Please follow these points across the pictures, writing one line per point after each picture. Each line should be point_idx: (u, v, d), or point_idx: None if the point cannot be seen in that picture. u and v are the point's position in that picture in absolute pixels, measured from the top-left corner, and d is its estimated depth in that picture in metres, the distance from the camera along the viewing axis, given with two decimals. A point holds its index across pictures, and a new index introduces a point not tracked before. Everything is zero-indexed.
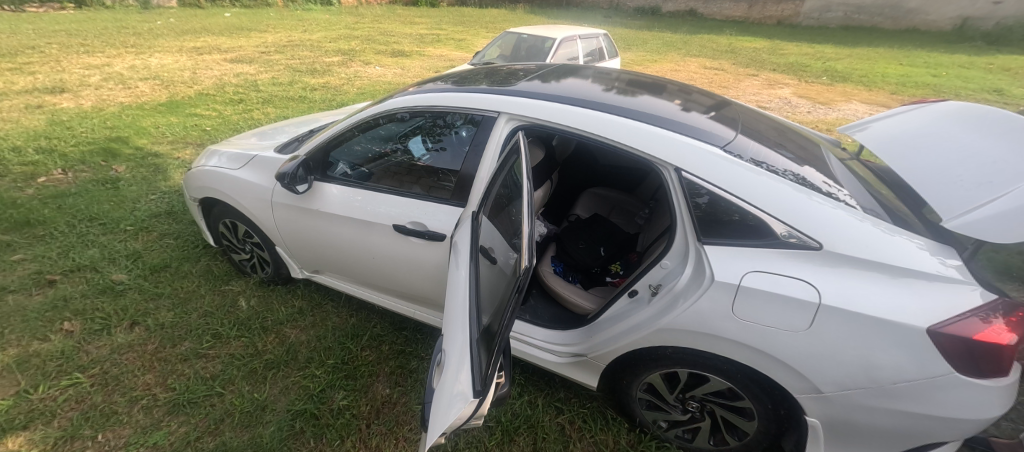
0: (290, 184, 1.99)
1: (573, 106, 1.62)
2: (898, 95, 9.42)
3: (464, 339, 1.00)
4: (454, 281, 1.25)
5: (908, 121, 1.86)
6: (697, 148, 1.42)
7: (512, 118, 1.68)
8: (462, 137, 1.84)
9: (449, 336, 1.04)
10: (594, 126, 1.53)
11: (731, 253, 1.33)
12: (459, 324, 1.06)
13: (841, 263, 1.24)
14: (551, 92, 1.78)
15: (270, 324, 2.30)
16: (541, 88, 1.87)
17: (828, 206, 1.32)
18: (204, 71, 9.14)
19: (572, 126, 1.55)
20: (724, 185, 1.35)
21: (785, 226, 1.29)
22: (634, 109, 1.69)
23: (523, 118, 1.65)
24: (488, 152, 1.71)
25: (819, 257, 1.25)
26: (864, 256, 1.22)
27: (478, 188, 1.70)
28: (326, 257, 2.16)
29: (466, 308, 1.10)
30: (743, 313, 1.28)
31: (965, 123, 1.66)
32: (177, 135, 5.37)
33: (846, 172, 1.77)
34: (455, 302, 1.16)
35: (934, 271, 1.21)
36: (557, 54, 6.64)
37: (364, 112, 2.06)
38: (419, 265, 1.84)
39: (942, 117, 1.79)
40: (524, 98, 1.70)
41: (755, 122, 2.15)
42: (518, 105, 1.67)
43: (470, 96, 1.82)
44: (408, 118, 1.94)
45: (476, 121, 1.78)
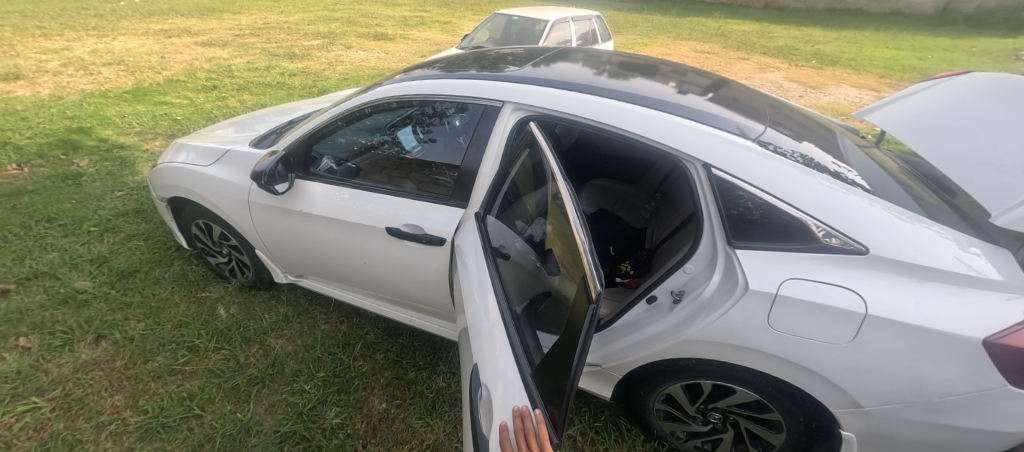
0: (268, 183, 1.75)
1: (584, 93, 1.45)
2: (885, 78, 9.47)
3: (514, 371, 0.87)
4: (479, 297, 1.12)
5: (920, 101, 1.74)
6: (727, 140, 1.28)
7: (518, 108, 1.50)
8: (456, 127, 1.66)
9: (494, 365, 0.91)
10: (610, 117, 1.36)
11: (767, 259, 1.20)
12: (498, 352, 0.93)
13: (885, 267, 1.12)
14: (555, 77, 1.61)
15: (253, 334, 2.12)
16: (544, 73, 1.69)
17: (864, 202, 1.20)
18: (173, 56, 8.58)
19: (586, 116, 1.38)
20: (757, 182, 1.21)
21: (826, 227, 1.16)
22: (644, 95, 1.54)
23: (531, 108, 1.47)
24: (492, 145, 1.54)
25: (862, 260, 1.13)
26: (912, 258, 1.11)
27: (479, 182, 1.54)
28: (311, 261, 1.98)
29: (504, 331, 0.97)
30: (780, 324, 1.17)
31: (984, 98, 1.54)
32: (144, 125, 5.00)
33: (867, 162, 1.65)
34: (487, 324, 1.02)
35: (981, 274, 1.09)
36: (548, 36, 6.38)
37: (348, 101, 1.86)
38: (416, 270, 1.68)
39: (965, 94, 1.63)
40: (529, 84, 1.52)
41: (753, 100, 2.01)
42: (521, 93, 1.50)
43: (466, 82, 1.63)
44: (395, 106, 1.74)
45: (474, 112, 1.60)
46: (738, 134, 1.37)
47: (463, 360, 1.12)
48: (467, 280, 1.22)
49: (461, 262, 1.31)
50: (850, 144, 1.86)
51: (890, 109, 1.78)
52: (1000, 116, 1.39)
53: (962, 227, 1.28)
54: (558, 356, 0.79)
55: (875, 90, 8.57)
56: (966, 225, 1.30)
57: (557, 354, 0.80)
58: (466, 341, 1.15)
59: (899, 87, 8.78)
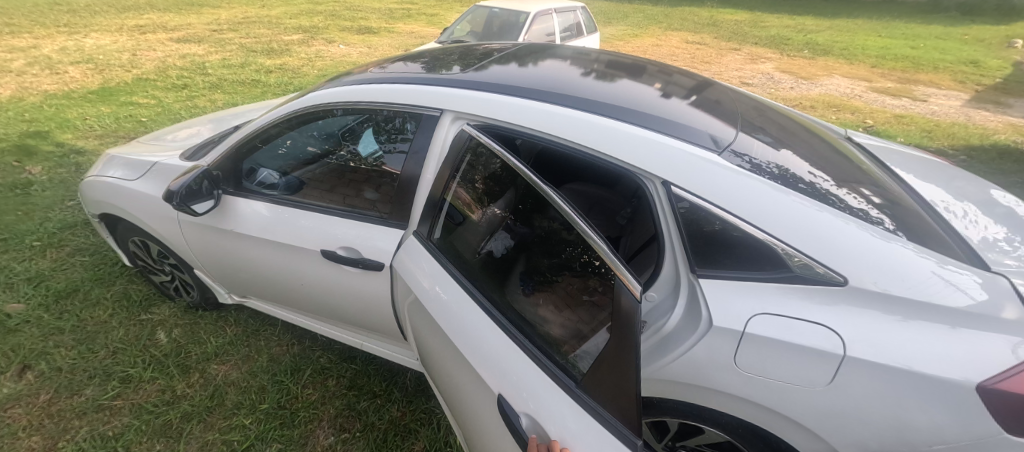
0: (184, 201, 1.56)
1: (532, 100, 1.31)
2: (878, 68, 9.32)
3: (553, 389, 0.85)
4: (485, 326, 1.07)
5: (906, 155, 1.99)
6: (688, 153, 1.13)
7: (459, 117, 1.35)
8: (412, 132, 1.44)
9: (526, 390, 0.88)
10: (559, 128, 1.20)
11: (735, 292, 1.06)
12: (535, 382, 0.88)
13: (864, 301, 0.98)
14: (501, 82, 1.46)
15: (195, 361, 1.96)
16: (493, 77, 1.54)
17: (839, 221, 1.06)
18: (145, 53, 8.27)
19: (530, 127, 1.23)
20: (721, 202, 1.06)
21: (799, 253, 1.01)
22: (601, 101, 1.38)
23: (471, 117, 1.32)
24: (431, 157, 1.39)
25: (838, 293, 0.99)
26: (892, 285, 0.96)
27: (418, 195, 1.41)
28: (253, 284, 1.82)
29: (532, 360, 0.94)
30: (748, 365, 1.02)
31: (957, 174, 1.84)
32: (107, 128, 4.76)
33: (850, 169, 1.55)
34: (508, 356, 0.97)
35: (971, 299, 0.95)
36: (531, 29, 6.17)
37: (294, 101, 1.66)
38: (359, 296, 1.52)
39: (950, 171, 1.86)
40: (471, 91, 1.37)
41: (736, 102, 1.87)
42: (463, 101, 1.35)
43: (407, 87, 1.48)
44: (333, 112, 1.57)
45: (413, 122, 1.44)
46: (702, 144, 1.21)
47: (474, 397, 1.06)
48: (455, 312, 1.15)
49: (429, 291, 1.24)
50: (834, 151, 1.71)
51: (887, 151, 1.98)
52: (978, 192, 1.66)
53: (950, 246, 1.15)
54: (610, 364, 0.77)
55: (867, 80, 8.42)
56: (950, 242, 1.18)
57: (609, 367, 0.77)
58: (470, 378, 1.07)
59: (891, 77, 8.64)
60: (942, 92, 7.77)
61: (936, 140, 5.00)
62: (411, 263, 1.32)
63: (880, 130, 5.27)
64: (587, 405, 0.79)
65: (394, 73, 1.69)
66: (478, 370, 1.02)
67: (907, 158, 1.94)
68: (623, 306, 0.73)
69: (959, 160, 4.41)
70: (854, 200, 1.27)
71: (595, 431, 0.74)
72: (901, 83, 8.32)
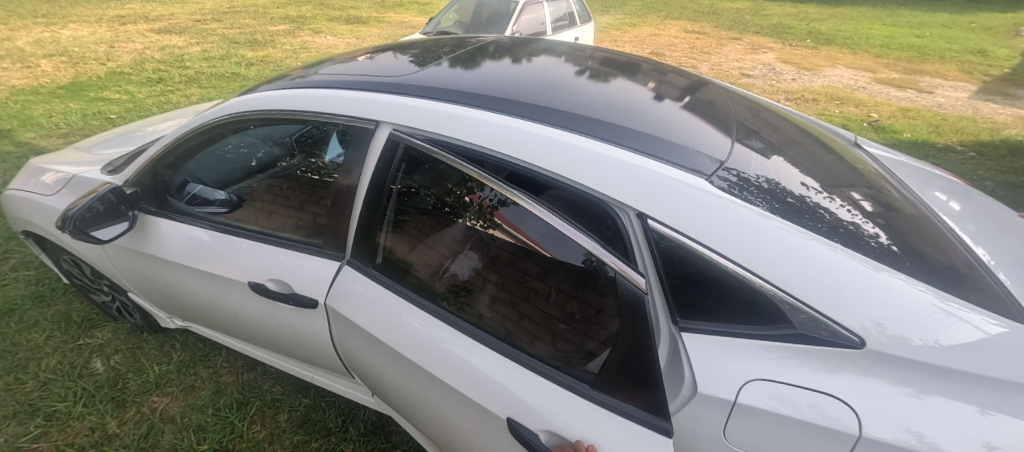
0: (83, 226, 1.35)
1: (480, 110, 1.12)
2: (882, 58, 9.04)
3: (553, 393, 0.91)
4: (456, 341, 1.05)
5: (912, 164, 1.83)
6: (660, 175, 0.94)
7: (396, 129, 1.16)
8: (359, 140, 1.22)
9: (524, 402, 0.92)
10: (509, 145, 1.01)
11: (723, 350, 0.87)
12: (542, 394, 0.91)
13: (862, 370, 0.79)
14: (448, 88, 1.27)
15: (133, 393, 1.77)
16: (442, 80, 1.35)
17: (843, 258, 0.88)
18: (123, 45, 7.97)
19: (475, 143, 1.05)
20: (699, 236, 0.87)
21: (804, 307, 0.82)
22: (565, 109, 1.19)
23: (409, 130, 1.13)
24: (366, 174, 1.20)
25: (822, 356, 0.81)
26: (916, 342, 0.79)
27: (353, 215, 1.22)
28: (193, 311, 1.63)
29: (522, 368, 0.96)
30: (741, 443, 0.82)
31: (967, 190, 1.69)
32: (73, 126, 4.52)
33: (842, 171, 1.40)
34: (490, 367, 0.99)
35: (983, 332, 0.83)
36: (521, 19, 5.91)
37: (235, 102, 1.44)
38: (302, 330, 1.34)
39: (958, 185, 1.70)
40: (410, 99, 1.19)
41: (731, 103, 1.67)
42: (400, 113, 1.16)
43: (343, 94, 1.28)
44: (267, 120, 1.36)
45: (347, 135, 1.25)
46: (682, 165, 1.01)
47: (456, 409, 1.07)
48: (419, 336, 1.10)
49: (388, 319, 1.14)
50: (826, 149, 1.56)
51: (894, 159, 1.81)
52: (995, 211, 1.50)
53: (974, 287, 0.98)
54: (618, 362, 0.86)
55: (871, 71, 8.17)
56: (963, 270, 1.03)
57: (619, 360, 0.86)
58: (463, 404, 1.04)
59: (895, 67, 8.38)
60: (948, 84, 7.54)
61: (945, 135, 4.78)
62: (349, 297, 1.20)
63: (885, 124, 5.04)
64: (606, 405, 0.86)
65: (331, 74, 1.48)
66: (472, 395, 1.00)
67: (915, 168, 1.77)
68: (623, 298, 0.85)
69: (968, 157, 4.20)
70: (839, 208, 1.12)
71: (627, 429, 0.81)
72: (906, 73, 8.06)
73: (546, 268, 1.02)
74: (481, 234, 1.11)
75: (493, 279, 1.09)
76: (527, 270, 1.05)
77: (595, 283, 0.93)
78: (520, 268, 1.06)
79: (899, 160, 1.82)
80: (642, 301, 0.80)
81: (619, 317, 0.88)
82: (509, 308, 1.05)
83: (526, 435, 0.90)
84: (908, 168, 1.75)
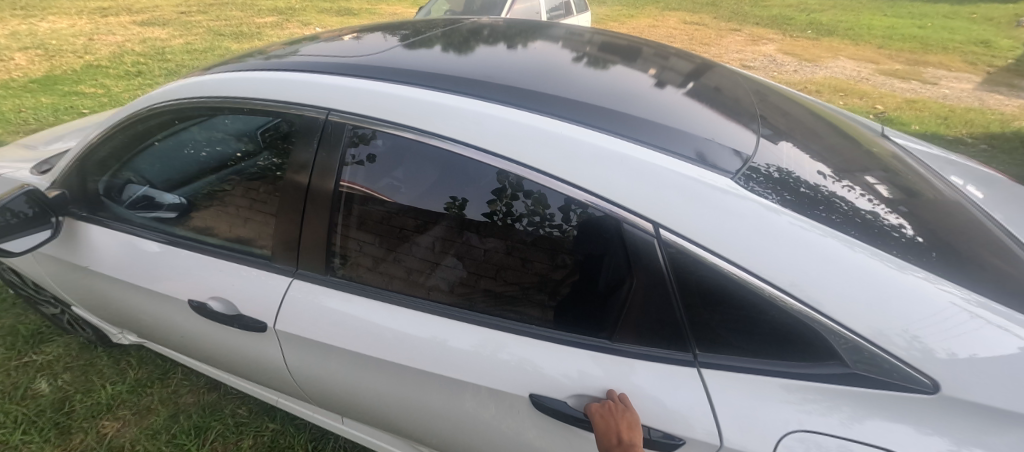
0: None
1: (441, 94, 0.97)
2: (884, 49, 8.86)
3: (565, 353, 0.81)
4: (433, 322, 0.93)
5: (942, 154, 1.66)
6: (650, 162, 0.79)
7: (343, 117, 0.99)
8: (305, 128, 1.05)
9: (542, 370, 0.82)
10: (479, 135, 0.87)
11: (752, 391, 0.69)
12: (563, 365, 0.81)
13: (925, 422, 0.62)
14: (411, 71, 1.10)
15: (80, 417, 1.59)
16: (399, 61, 1.18)
17: (889, 270, 0.70)
18: (104, 37, 7.68)
19: (440, 130, 0.90)
20: (710, 240, 0.71)
21: (847, 334, 0.65)
22: (548, 93, 1.02)
23: (361, 119, 0.98)
24: (316, 169, 1.03)
25: (869, 400, 0.64)
26: (978, 375, 0.62)
27: (303, 216, 1.05)
28: (141, 327, 1.45)
29: (521, 334, 0.86)
30: None
31: (1005, 182, 1.52)
32: (43, 122, 4.29)
33: (861, 157, 1.24)
34: (486, 346, 0.88)
35: (1018, 338, 0.66)
36: (515, 9, 5.69)
37: (176, 89, 1.24)
38: (254, 351, 1.16)
39: (996, 178, 1.53)
40: (363, 82, 1.03)
41: (733, 85, 1.49)
42: (354, 99, 0.99)
43: (285, 77, 1.11)
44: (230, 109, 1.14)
45: (292, 125, 1.07)
46: (696, 158, 0.85)
47: (452, 399, 0.95)
48: (378, 340, 0.97)
49: (361, 323, 0.98)
50: (846, 136, 1.39)
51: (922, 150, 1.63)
52: None
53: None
54: (630, 317, 0.78)
55: (873, 62, 8.00)
56: None
57: (637, 311, 0.77)
58: (467, 395, 0.92)
59: (898, 58, 8.21)
60: (952, 75, 7.38)
61: (954, 127, 4.62)
62: (297, 311, 1.04)
63: (891, 116, 4.87)
64: (630, 353, 0.78)
65: (285, 57, 1.31)
66: (472, 379, 0.89)
67: (947, 160, 1.60)
68: (625, 250, 0.77)
69: (980, 149, 4.04)
70: (857, 197, 0.95)
71: (661, 373, 0.74)
72: (910, 64, 7.89)
73: (552, 253, 0.86)
74: (469, 239, 0.93)
75: (482, 284, 0.92)
76: (528, 260, 0.88)
77: (584, 243, 0.82)
78: (519, 252, 0.89)
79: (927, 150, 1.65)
80: (649, 246, 0.75)
81: (615, 266, 0.79)
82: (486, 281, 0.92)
83: (555, 406, 0.81)
84: (939, 159, 1.57)
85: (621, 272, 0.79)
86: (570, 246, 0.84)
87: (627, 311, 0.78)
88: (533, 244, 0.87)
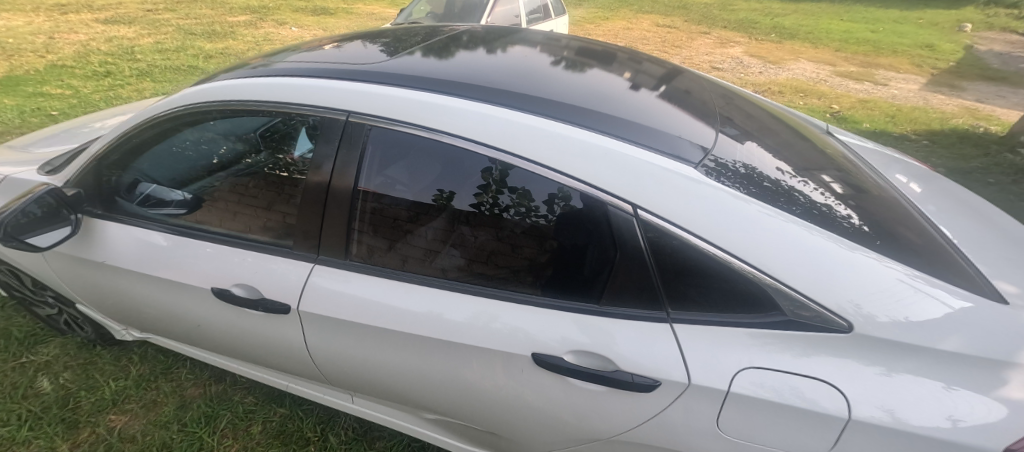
0: (18, 233, 1.20)
1: (454, 97, 1.09)
2: (841, 52, 9.46)
3: (564, 318, 0.95)
4: (446, 298, 1.05)
5: (879, 150, 1.89)
6: (630, 155, 0.94)
7: (363, 119, 1.10)
8: (323, 129, 1.14)
9: (546, 334, 0.95)
10: (488, 134, 0.99)
11: (711, 339, 0.85)
12: (560, 326, 0.95)
13: (846, 355, 0.79)
14: (421, 76, 1.21)
15: (85, 414, 1.62)
16: (412, 68, 1.29)
17: (822, 240, 0.88)
18: (65, 36, 7.35)
19: (452, 130, 1.02)
20: (675, 215, 0.87)
21: (790, 291, 0.82)
22: (548, 97, 1.15)
23: (379, 119, 1.08)
24: (338, 166, 1.13)
25: (803, 341, 0.81)
26: (892, 318, 0.79)
27: (323, 209, 1.15)
28: (151, 321, 1.51)
29: (523, 304, 1.00)
30: (732, 429, 0.83)
31: (929, 174, 1.76)
32: (7, 123, 4.11)
33: (811, 153, 1.44)
34: (494, 316, 1.00)
35: (948, 307, 0.83)
36: (495, 11, 5.83)
37: (186, 94, 1.32)
38: (273, 338, 1.26)
39: (922, 171, 1.77)
40: (379, 87, 1.13)
41: (704, 89, 1.67)
42: (372, 102, 1.10)
43: (304, 83, 1.19)
44: (243, 112, 1.23)
45: (313, 127, 1.16)
46: (665, 151, 1.00)
47: (461, 367, 1.07)
48: (398, 319, 1.08)
49: (379, 305, 1.09)
50: (797, 134, 1.58)
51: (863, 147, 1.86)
52: (959, 195, 1.56)
53: (942, 261, 1.00)
54: (620, 282, 0.92)
55: (831, 64, 8.54)
56: (944, 252, 1.05)
57: (622, 277, 0.92)
58: (476, 360, 1.04)
59: (853, 61, 8.79)
60: (901, 76, 7.97)
61: (901, 125, 5.04)
62: (321, 296, 1.13)
63: (846, 115, 5.27)
64: (618, 314, 0.92)
65: (291, 63, 1.40)
66: (483, 346, 1.00)
67: (882, 155, 1.83)
68: (619, 236, 0.91)
69: (922, 145, 4.45)
70: (812, 191, 1.13)
71: (641, 329, 0.90)
72: (864, 66, 8.47)
73: (539, 239, 1.01)
74: (466, 226, 1.07)
75: (476, 268, 1.06)
76: (518, 246, 1.03)
77: (576, 223, 0.96)
78: (510, 239, 1.03)
79: (866, 147, 1.88)
80: (631, 223, 0.90)
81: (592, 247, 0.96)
82: (489, 261, 1.05)
83: (555, 362, 0.94)
84: (876, 155, 1.80)
85: (611, 245, 0.93)
86: (552, 233, 0.99)
87: (612, 279, 0.93)
88: (520, 232, 1.02)
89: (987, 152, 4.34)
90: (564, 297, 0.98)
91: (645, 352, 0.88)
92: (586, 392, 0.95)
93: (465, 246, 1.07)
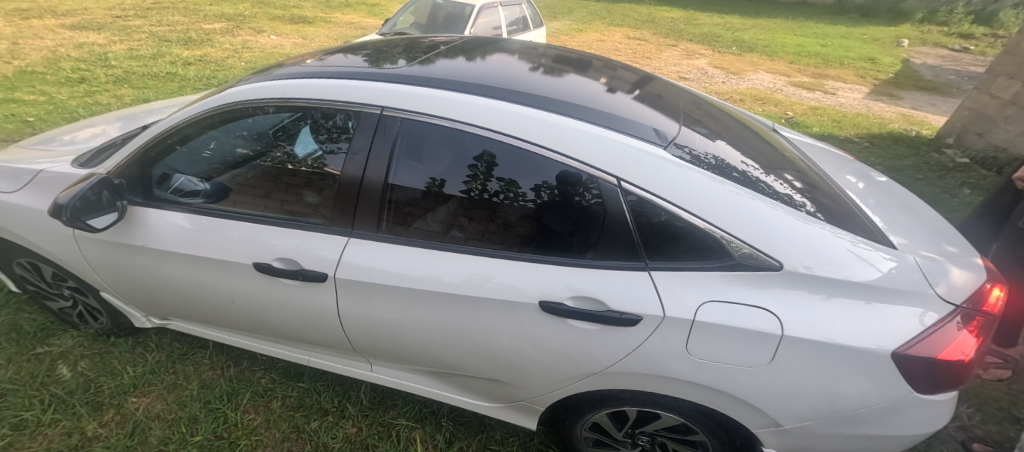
0: (79, 215, 1.34)
1: (474, 95, 1.30)
2: (795, 64, 10.28)
3: (562, 272, 1.17)
4: (461, 259, 1.25)
5: (817, 146, 2.22)
6: (613, 139, 1.19)
7: (394, 113, 1.29)
8: (358, 122, 1.33)
9: (550, 285, 1.16)
10: (504, 123, 1.21)
11: (680, 281, 1.09)
12: (558, 279, 1.16)
13: (778, 286, 1.04)
14: (441, 78, 1.42)
15: (108, 396, 1.70)
16: (434, 72, 1.49)
17: (768, 206, 1.13)
18: (30, 41, 7.11)
19: (473, 121, 1.23)
20: (647, 184, 1.11)
21: (733, 240, 1.07)
22: (551, 97, 1.38)
23: (409, 112, 1.28)
24: (373, 154, 1.31)
25: (745, 278, 1.06)
26: (819, 263, 1.04)
27: (354, 192, 1.33)
28: (176, 305, 1.63)
29: (526, 262, 1.20)
30: (699, 351, 1.07)
31: (857, 166, 2.11)
32: None
33: (771, 154, 1.70)
34: (501, 274, 1.20)
35: (878, 270, 1.06)
36: (477, 23, 6.10)
37: (214, 96, 1.48)
38: (304, 308, 1.43)
39: (851, 163, 2.11)
40: (409, 86, 1.33)
41: (677, 96, 1.95)
42: (401, 99, 1.29)
43: (343, 84, 1.37)
44: (277, 108, 1.40)
45: (350, 122, 1.34)
46: (641, 137, 1.25)
47: (474, 321, 1.25)
48: (422, 281, 1.26)
49: (404, 270, 1.27)
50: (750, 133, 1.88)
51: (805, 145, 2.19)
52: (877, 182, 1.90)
53: (858, 225, 1.28)
54: (611, 240, 1.15)
55: (786, 75, 9.27)
56: (861, 220, 1.33)
57: (607, 235, 1.15)
58: (489, 315, 1.23)
59: (805, 72, 9.58)
60: (847, 86, 8.75)
61: (845, 129, 5.61)
62: (352, 265, 1.30)
63: (799, 121, 5.80)
64: (607, 265, 1.15)
65: (314, 68, 1.58)
66: (496, 297, 1.19)
67: (819, 150, 2.17)
68: (604, 204, 1.15)
69: (863, 146, 4.99)
70: (778, 185, 1.36)
71: (624, 276, 1.12)
72: (814, 77, 9.25)
73: (532, 219, 1.22)
74: (468, 206, 1.28)
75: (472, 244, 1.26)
76: (512, 226, 1.24)
77: (569, 194, 1.19)
78: (505, 221, 1.24)
79: (806, 144, 2.22)
80: (614, 191, 1.13)
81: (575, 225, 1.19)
82: (495, 229, 1.25)
83: (561, 307, 1.14)
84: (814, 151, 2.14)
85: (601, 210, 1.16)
86: (534, 214, 1.22)
87: (599, 237, 1.16)
88: (511, 213, 1.24)
89: (919, 152, 4.91)
90: (559, 256, 1.19)
91: (630, 295, 1.10)
92: (584, 332, 1.16)
93: (466, 226, 1.28)
